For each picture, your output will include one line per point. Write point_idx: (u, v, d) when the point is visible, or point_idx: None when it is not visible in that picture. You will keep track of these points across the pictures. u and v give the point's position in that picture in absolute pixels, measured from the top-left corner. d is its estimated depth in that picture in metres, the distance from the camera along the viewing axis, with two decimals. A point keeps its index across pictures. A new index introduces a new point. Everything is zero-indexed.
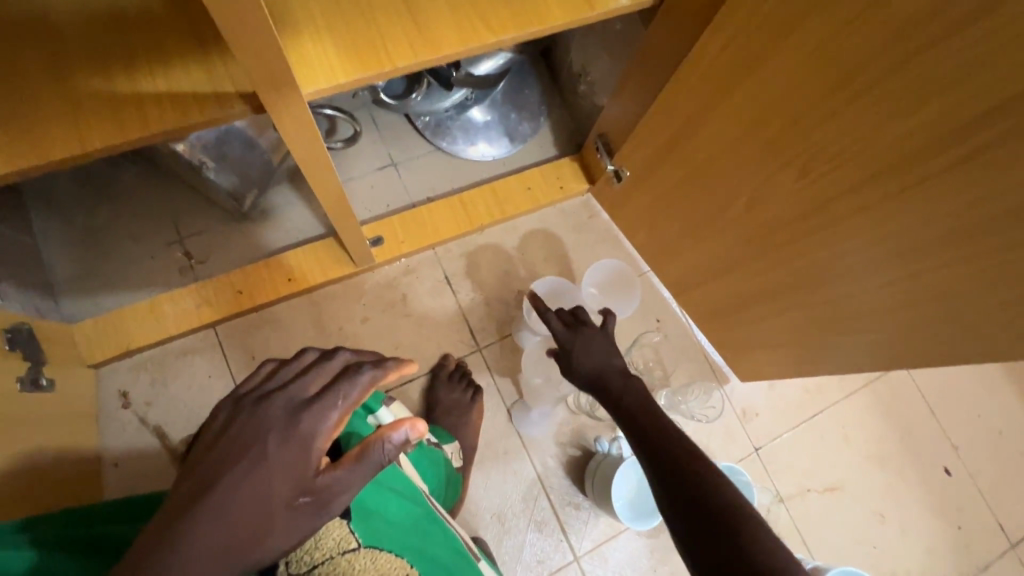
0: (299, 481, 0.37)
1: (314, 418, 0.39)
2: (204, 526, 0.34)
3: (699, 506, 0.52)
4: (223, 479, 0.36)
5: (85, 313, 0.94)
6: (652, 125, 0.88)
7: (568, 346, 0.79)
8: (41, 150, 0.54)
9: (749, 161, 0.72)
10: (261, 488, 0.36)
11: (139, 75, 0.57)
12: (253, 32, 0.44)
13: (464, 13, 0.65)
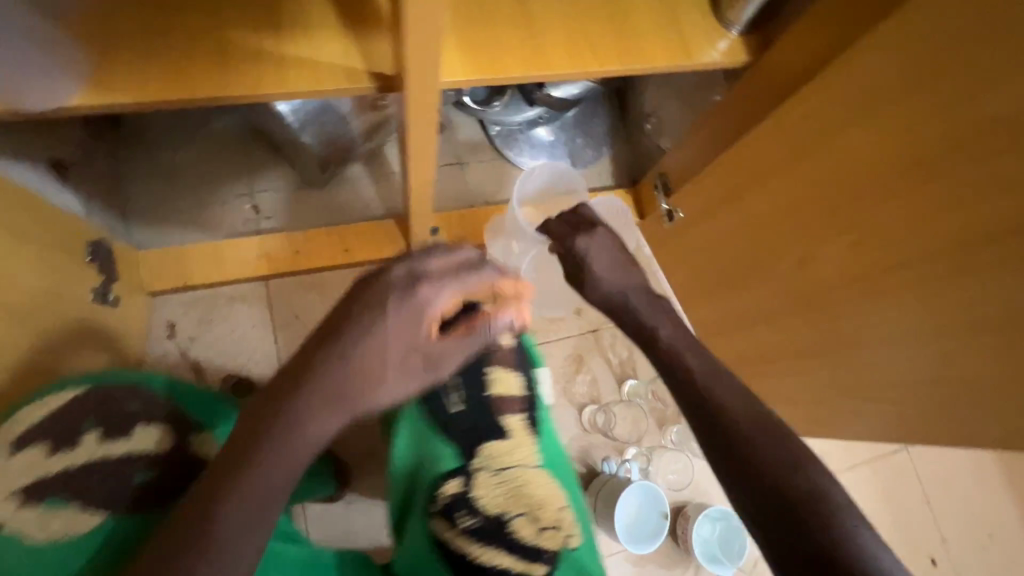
0: (417, 348, 0.52)
1: (436, 307, 0.52)
2: (340, 373, 0.50)
3: (773, 492, 0.46)
4: (358, 343, 0.50)
5: (150, 243, 0.98)
6: (714, 175, 0.93)
7: (580, 251, 0.72)
8: (187, 86, 0.60)
9: (805, 223, 0.75)
10: (383, 357, 0.51)
11: (285, 38, 0.63)
12: (415, 22, 0.49)
13: (576, 42, 0.71)
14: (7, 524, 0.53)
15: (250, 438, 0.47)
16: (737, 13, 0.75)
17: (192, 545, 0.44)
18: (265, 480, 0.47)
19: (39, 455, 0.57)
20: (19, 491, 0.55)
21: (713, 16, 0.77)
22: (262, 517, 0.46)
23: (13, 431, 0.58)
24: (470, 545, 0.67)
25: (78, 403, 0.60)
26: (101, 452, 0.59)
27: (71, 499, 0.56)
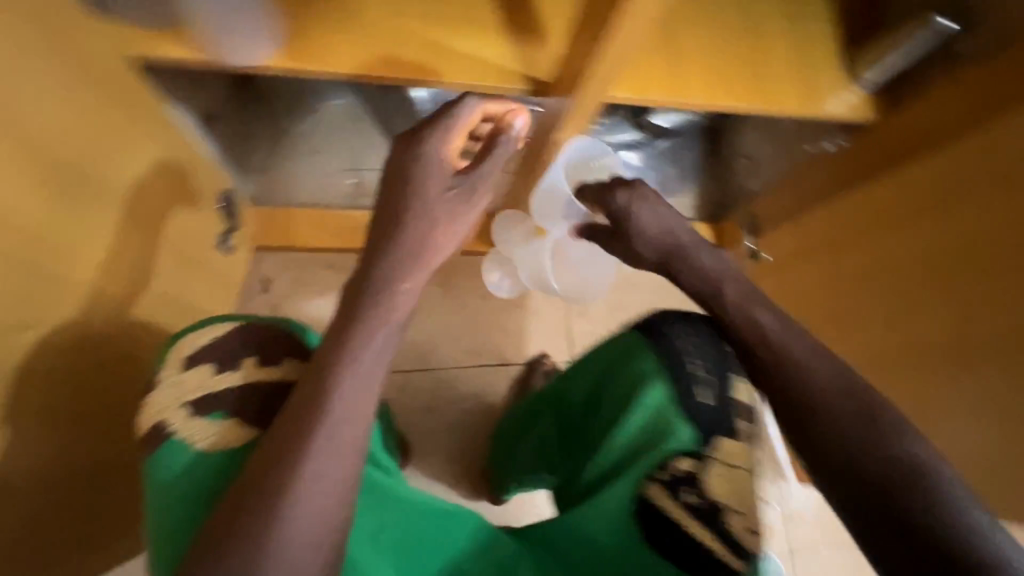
0: (446, 183, 0.57)
1: (443, 143, 0.58)
2: (400, 250, 0.54)
3: (863, 471, 0.45)
4: (402, 212, 0.55)
5: (265, 202, 1.05)
6: (820, 223, 0.94)
7: (624, 207, 0.62)
8: (363, 64, 0.64)
9: (920, 281, 0.76)
10: (426, 211, 0.56)
11: (454, 33, 0.67)
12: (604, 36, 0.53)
13: (712, 75, 0.74)
14: (176, 432, 0.59)
15: (337, 340, 0.52)
16: (869, 70, 0.77)
17: (305, 436, 0.49)
18: (364, 378, 0.51)
19: (203, 376, 0.62)
20: (189, 403, 0.61)
21: (844, 69, 0.79)
22: (365, 407, 0.51)
23: (183, 352, 0.63)
24: (685, 518, 0.57)
25: (236, 333, 0.65)
26: (256, 376, 0.63)
27: (228, 415, 0.61)
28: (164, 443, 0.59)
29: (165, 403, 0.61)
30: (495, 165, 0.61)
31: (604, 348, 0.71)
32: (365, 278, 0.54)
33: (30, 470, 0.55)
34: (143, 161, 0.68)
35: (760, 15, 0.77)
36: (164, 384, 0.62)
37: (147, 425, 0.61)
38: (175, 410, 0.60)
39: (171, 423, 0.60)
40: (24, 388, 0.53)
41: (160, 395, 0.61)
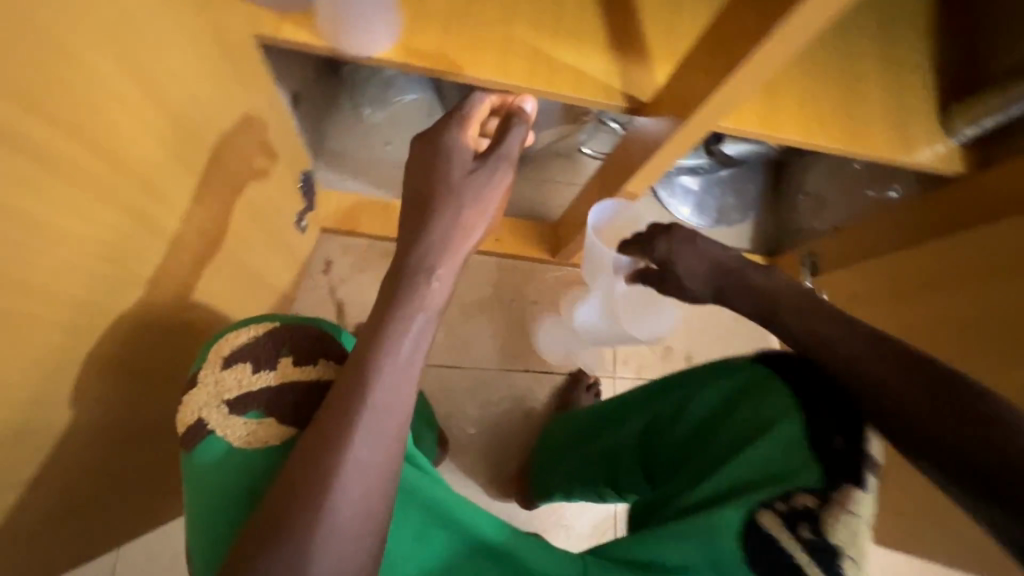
0: (469, 168, 0.53)
1: (460, 132, 0.55)
2: (430, 239, 0.51)
3: (968, 461, 0.39)
4: (429, 200, 0.52)
5: (331, 184, 1.09)
6: (897, 267, 0.93)
7: (665, 255, 0.58)
8: (472, 65, 0.66)
9: (1005, 334, 0.73)
10: (454, 197, 0.52)
11: (560, 44, 0.68)
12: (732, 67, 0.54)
13: (808, 113, 0.74)
14: (215, 432, 0.49)
15: (375, 329, 0.48)
16: (966, 124, 0.76)
17: (346, 425, 0.44)
18: (405, 367, 0.47)
19: (241, 375, 0.52)
20: (226, 401, 0.51)
21: (938, 120, 0.79)
22: (408, 396, 0.47)
23: (219, 350, 0.52)
24: (792, 549, 0.43)
25: (276, 329, 0.54)
26: (296, 378, 0.52)
27: (265, 417, 0.51)
28: (200, 444, 0.49)
29: (201, 401, 0.51)
30: (518, 141, 0.56)
31: (704, 367, 0.61)
32: (398, 269, 0.50)
33: (116, 424, 0.54)
34: (257, 139, 0.69)
35: (862, 60, 0.77)
36: (200, 382, 0.51)
37: (181, 424, 0.51)
38: (212, 409, 0.50)
39: (208, 423, 0.50)
40: (127, 345, 0.53)
41: (195, 393, 0.51)
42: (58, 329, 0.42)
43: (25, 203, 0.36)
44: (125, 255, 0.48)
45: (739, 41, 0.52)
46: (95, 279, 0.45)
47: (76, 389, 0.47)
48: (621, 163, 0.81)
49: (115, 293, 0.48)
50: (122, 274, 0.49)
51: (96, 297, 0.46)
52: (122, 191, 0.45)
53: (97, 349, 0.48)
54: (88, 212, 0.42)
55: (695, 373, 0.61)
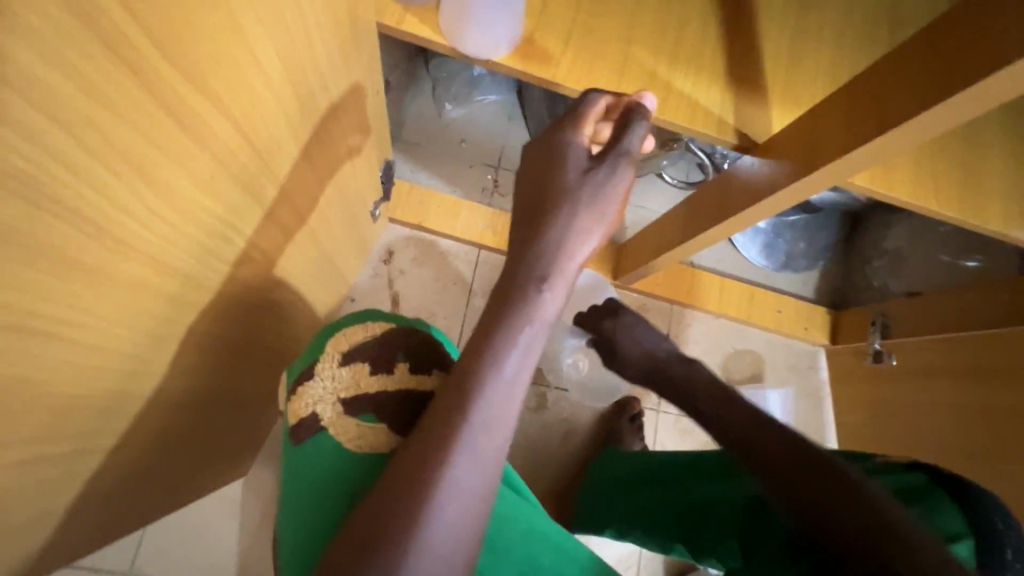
0: (584, 170, 0.51)
1: (576, 138, 0.52)
2: (543, 246, 0.48)
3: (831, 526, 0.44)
4: (546, 204, 0.50)
5: (402, 175, 1.07)
6: (983, 346, 0.86)
7: (609, 334, 0.76)
8: (588, 80, 0.64)
9: None
10: (569, 201, 0.49)
11: (678, 71, 0.66)
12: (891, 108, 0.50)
13: (925, 175, 0.70)
14: (327, 428, 0.48)
15: (485, 333, 0.46)
16: None
17: (453, 429, 0.42)
18: (511, 377, 0.45)
19: (358, 374, 0.50)
20: (342, 399, 0.49)
21: None
22: (512, 407, 0.45)
23: (338, 345, 0.52)
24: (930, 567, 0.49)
25: (393, 332, 0.53)
26: (410, 385, 0.50)
27: (378, 422, 0.47)
28: (312, 437, 0.48)
29: (317, 395, 0.49)
30: (638, 141, 0.51)
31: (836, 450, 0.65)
32: (510, 273, 0.49)
33: (197, 396, 0.54)
34: (360, 127, 0.68)
35: (985, 128, 0.73)
36: (318, 375, 0.50)
37: (293, 415, 0.50)
38: (328, 405, 0.49)
39: (322, 419, 0.48)
40: (217, 321, 0.52)
41: (312, 385, 0.50)
42: (167, 302, 0.41)
43: (171, 176, 0.34)
44: (236, 233, 0.47)
45: (895, 104, 0.50)
46: (208, 255, 0.44)
47: (167, 361, 0.46)
48: (713, 199, 0.78)
49: (219, 270, 0.47)
50: (229, 251, 0.48)
51: (205, 273, 0.45)
52: (248, 171, 0.44)
53: (193, 324, 0.47)
54: (218, 190, 0.41)
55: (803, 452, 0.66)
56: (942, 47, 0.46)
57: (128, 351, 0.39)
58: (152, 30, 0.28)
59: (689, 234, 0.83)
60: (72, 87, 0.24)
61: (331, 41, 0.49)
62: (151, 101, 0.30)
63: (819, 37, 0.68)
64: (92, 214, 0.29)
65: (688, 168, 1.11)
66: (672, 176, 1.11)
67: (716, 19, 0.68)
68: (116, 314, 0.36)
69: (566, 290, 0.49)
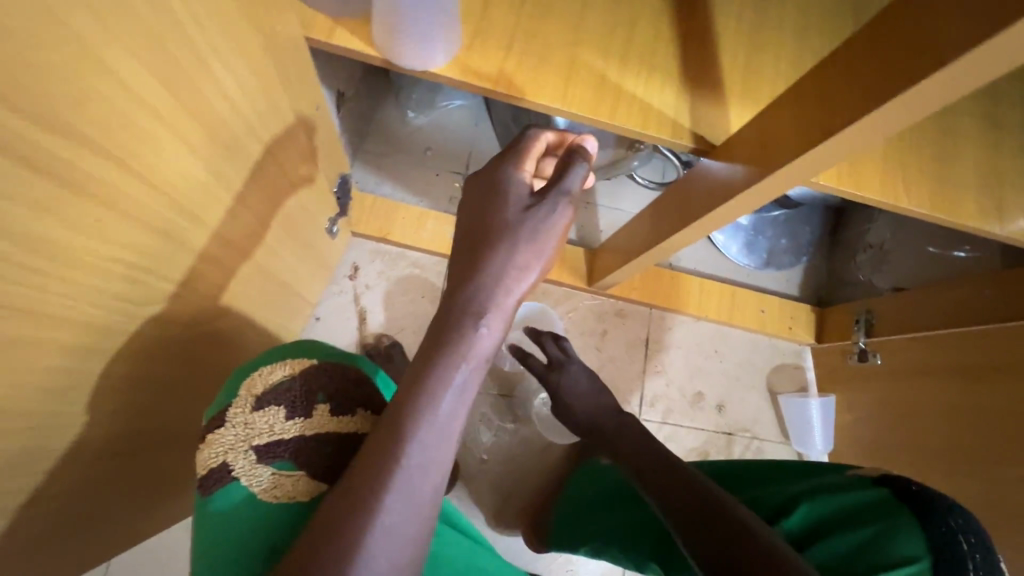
0: (525, 207, 0.48)
1: (517, 173, 0.50)
2: (480, 285, 0.46)
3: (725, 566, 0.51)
4: (484, 243, 0.47)
5: (365, 187, 1.04)
6: (961, 345, 0.84)
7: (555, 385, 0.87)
8: (533, 88, 0.61)
9: None
10: (508, 237, 0.47)
11: (628, 74, 0.63)
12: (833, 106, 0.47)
13: (894, 173, 0.67)
14: (238, 479, 0.47)
15: (417, 373, 0.44)
16: None
17: (379, 478, 0.40)
18: (445, 420, 0.43)
19: (273, 420, 0.49)
20: (255, 447, 0.48)
21: None
22: (446, 452, 0.43)
23: (251, 388, 0.50)
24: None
25: (311, 371, 0.53)
26: (330, 429, 0.51)
27: (296, 469, 0.48)
28: (220, 489, 0.46)
29: (227, 443, 0.48)
30: (580, 180, 0.49)
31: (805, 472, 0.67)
32: (445, 313, 0.46)
33: (124, 440, 0.51)
34: (301, 146, 0.66)
35: (957, 120, 0.70)
36: (229, 421, 0.48)
37: (201, 465, 0.48)
38: (239, 453, 0.47)
39: (233, 469, 0.47)
40: (141, 362, 0.49)
41: (220, 433, 0.48)
42: (63, 352, 0.38)
43: (44, 229, 0.32)
44: (149, 272, 0.44)
45: (842, 104, 0.46)
46: (112, 298, 0.41)
47: (79, 411, 0.43)
48: (674, 204, 0.75)
49: (134, 311, 0.45)
50: (143, 290, 0.45)
51: (112, 317, 0.42)
52: (151, 207, 0.41)
53: (108, 369, 0.45)
54: (112, 231, 0.38)
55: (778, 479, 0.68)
56: (897, 35, 0.42)
57: (21, 409, 0.37)
58: None
59: (654, 241, 0.80)
60: None
61: (245, 63, 0.47)
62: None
63: (778, 33, 0.65)
64: None
65: (662, 168, 1.09)
66: (646, 179, 1.08)
67: (668, 18, 0.65)
68: None
69: (503, 328, 0.47)
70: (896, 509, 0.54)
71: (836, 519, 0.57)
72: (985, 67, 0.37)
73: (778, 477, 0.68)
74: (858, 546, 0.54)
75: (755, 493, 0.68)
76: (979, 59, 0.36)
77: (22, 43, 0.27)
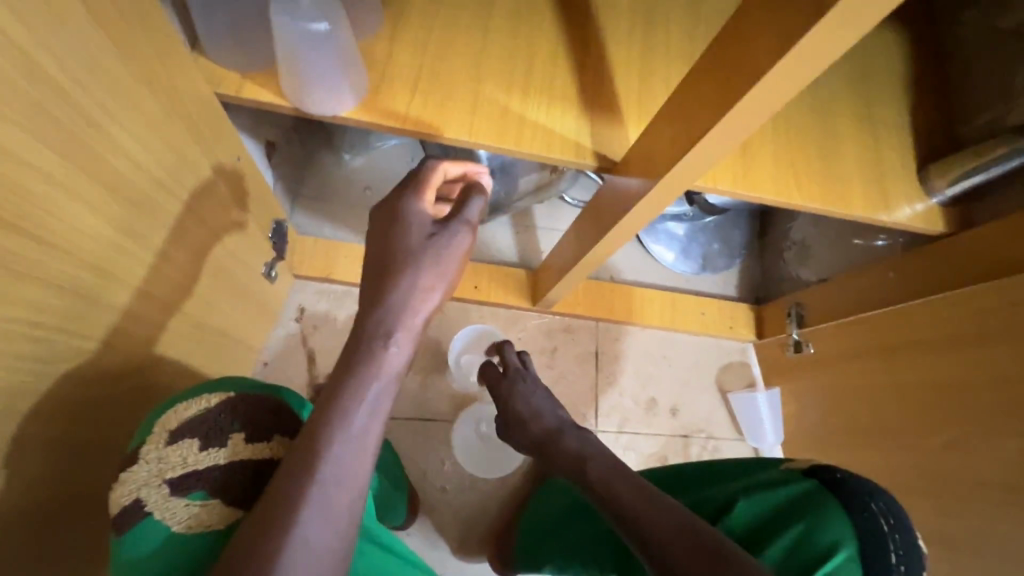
0: (428, 233, 0.51)
1: (419, 201, 0.53)
2: (387, 307, 0.48)
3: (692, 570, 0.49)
4: (390, 268, 0.49)
5: (307, 230, 1.06)
6: (871, 326, 0.90)
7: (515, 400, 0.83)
8: (441, 125, 0.65)
9: (965, 410, 0.74)
10: (413, 260, 0.49)
11: (531, 104, 0.68)
12: (691, 120, 0.53)
13: (784, 174, 0.73)
14: (152, 513, 0.47)
15: (329, 394, 0.45)
16: (945, 183, 0.75)
17: (293, 501, 0.41)
18: (358, 438, 0.44)
19: (186, 452, 0.50)
20: (168, 480, 0.49)
21: (918, 179, 0.77)
22: (361, 470, 0.44)
23: (165, 424, 0.51)
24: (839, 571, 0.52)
25: (227, 403, 0.54)
26: (246, 456, 0.51)
27: (210, 498, 0.48)
28: (134, 525, 0.46)
29: (139, 480, 0.49)
30: (479, 211, 0.54)
31: (737, 466, 0.67)
32: (356, 335, 0.48)
33: (51, 504, 0.51)
34: (226, 197, 0.68)
35: (838, 120, 0.77)
36: (143, 458, 0.50)
37: (115, 504, 0.48)
38: (152, 488, 0.48)
39: (146, 504, 0.47)
40: (63, 421, 0.49)
41: (133, 471, 0.49)
42: None
43: None
44: (59, 330, 0.45)
45: (699, 115, 0.51)
46: (18, 359, 0.42)
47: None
48: (593, 219, 0.80)
49: (45, 371, 0.45)
50: (56, 349, 0.46)
51: (19, 378, 0.42)
52: (52, 267, 0.42)
53: (23, 431, 0.44)
54: (10, 293, 0.39)
55: (712, 476, 0.67)
56: (730, 53, 0.47)
57: None
58: None
59: (581, 258, 0.84)
60: None
61: (146, 124, 0.49)
62: None
63: (665, 55, 0.71)
64: None
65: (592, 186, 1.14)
66: (578, 199, 1.13)
67: (564, 48, 0.70)
68: None
69: (414, 344, 0.49)
70: (825, 499, 0.57)
71: (777, 515, 0.58)
72: (806, 71, 0.42)
73: (712, 474, 0.68)
74: (799, 541, 0.55)
75: (694, 495, 0.66)
76: (798, 67, 0.41)
77: None
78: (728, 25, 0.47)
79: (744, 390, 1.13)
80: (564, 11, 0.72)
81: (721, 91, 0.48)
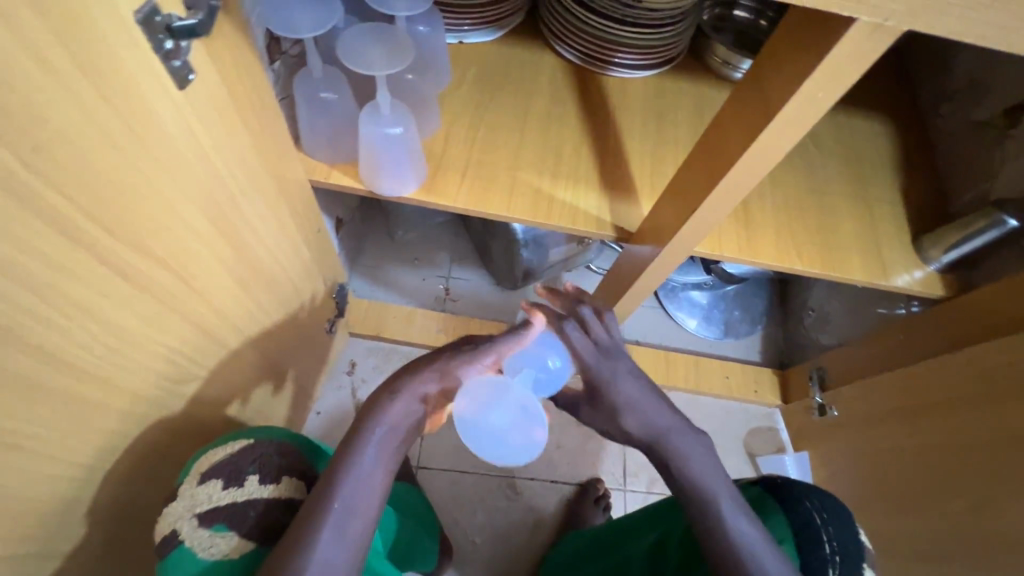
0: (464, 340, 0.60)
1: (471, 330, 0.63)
2: (405, 373, 0.56)
3: None
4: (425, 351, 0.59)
5: (363, 294, 1.21)
6: (888, 385, 0.94)
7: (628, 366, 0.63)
8: (485, 203, 0.79)
9: (968, 466, 0.76)
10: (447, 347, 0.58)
11: (558, 184, 0.81)
12: (688, 195, 0.64)
13: (784, 243, 0.83)
14: (184, 542, 0.53)
15: (346, 439, 0.54)
16: (939, 252, 0.82)
17: (311, 527, 0.50)
18: (366, 477, 0.53)
19: (211, 490, 0.55)
20: (196, 514, 0.54)
21: (914, 249, 0.85)
22: (369, 502, 0.53)
23: (199, 466, 0.57)
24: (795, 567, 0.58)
25: (248, 448, 0.59)
26: (260, 495, 0.56)
27: (229, 530, 0.54)
28: (170, 552, 0.53)
29: (176, 513, 0.55)
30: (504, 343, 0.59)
31: None
32: (375, 395, 0.55)
33: (150, 507, 0.61)
34: (310, 261, 0.83)
35: (834, 197, 0.86)
36: (179, 495, 0.56)
37: (158, 534, 0.55)
38: (184, 520, 0.54)
39: (180, 533, 0.54)
40: (170, 436, 0.60)
41: (172, 506, 0.55)
42: (115, 416, 0.50)
43: (126, 321, 0.46)
44: (187, 358, 0.57)
45: (692, 193, 0.63)
46: (156, 376, 0.54)
47: (116, 470, 0.53)
48: (615, 280, 0.91)
49: (169, 390, 0.57)
50: (180, 374, 0.58)
51: (152, 392, 0.54)
52: (193, 307, 0.55)
53: (142, 437, 0.55)
54: (166, 324, 0.52)
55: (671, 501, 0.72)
56: (715, 143, 0.59)
57: (81, 461, 0.48)
58: (114, 227, 0.41)
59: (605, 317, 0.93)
60: (49, 269, 0.37)
61: (266, 204, 0.64)
62: (110, 270, 0.42)
63: (675, 146, 0.84)
64: (57, 350, 0.41)
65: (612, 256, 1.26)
66: (599, 267, 1.25)
67: (588, 140, 0.84)
68: (66, 429, 0.45)
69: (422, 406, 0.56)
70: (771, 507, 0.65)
71: None
72: (773, 155, 0.53)
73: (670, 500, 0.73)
74: None
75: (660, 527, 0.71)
76: (766, 152, 0.52)
77: (138, 204, 0.43)
78: (713, 121, 0.59)
79: (772, 454, 1.17)
80: (585, 107, 0.86)
81: (710, 171, 0.59)
